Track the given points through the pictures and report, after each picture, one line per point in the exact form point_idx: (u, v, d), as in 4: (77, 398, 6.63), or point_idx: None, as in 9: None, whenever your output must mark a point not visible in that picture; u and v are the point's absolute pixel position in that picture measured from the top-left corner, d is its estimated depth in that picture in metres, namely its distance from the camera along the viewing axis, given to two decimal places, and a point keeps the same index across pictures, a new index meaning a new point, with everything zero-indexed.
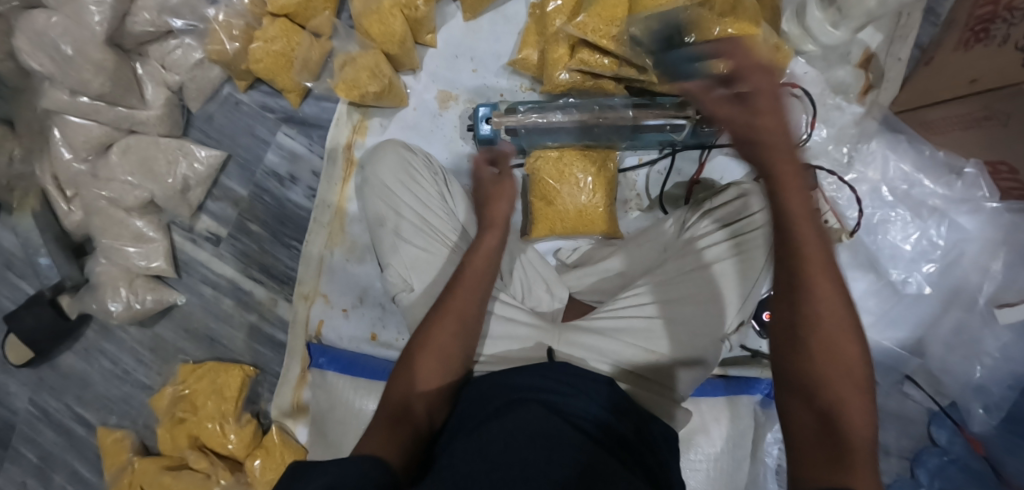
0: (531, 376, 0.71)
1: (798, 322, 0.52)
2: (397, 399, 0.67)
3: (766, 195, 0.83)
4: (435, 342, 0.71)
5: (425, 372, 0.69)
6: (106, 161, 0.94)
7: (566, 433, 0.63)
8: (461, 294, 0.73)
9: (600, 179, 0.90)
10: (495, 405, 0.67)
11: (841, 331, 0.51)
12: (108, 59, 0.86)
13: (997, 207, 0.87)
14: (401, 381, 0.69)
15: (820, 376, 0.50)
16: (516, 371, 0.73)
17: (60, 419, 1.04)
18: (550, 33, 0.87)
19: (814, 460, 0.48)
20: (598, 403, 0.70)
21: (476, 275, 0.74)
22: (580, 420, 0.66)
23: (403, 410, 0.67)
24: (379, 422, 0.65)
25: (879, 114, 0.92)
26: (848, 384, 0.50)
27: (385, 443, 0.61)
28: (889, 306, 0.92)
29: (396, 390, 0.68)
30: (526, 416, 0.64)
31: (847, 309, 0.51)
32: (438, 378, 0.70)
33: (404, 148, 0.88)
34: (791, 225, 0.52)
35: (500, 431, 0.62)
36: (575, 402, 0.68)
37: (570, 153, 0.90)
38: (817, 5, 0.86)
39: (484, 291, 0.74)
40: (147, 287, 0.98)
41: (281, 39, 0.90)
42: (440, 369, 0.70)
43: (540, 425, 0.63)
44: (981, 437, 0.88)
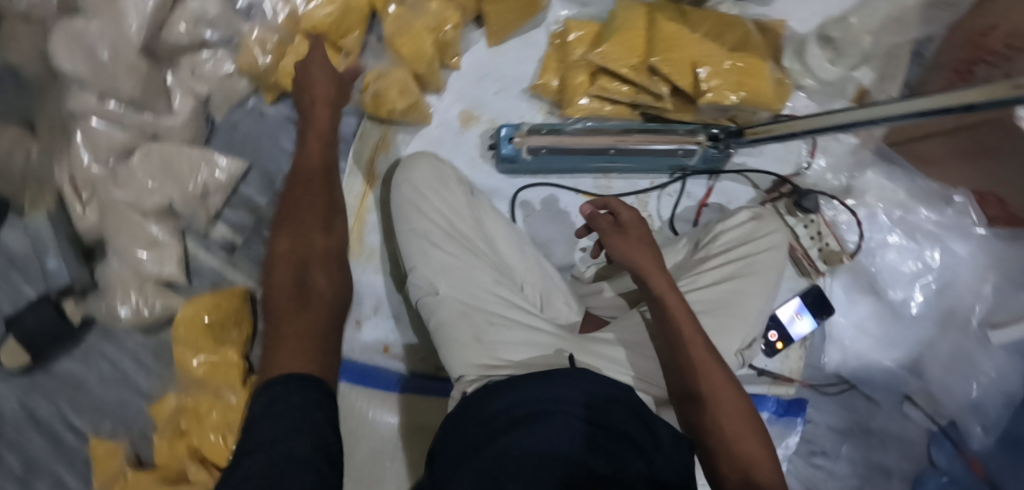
0: (567, 392, 0.71)
1: (685, 371, 0.72)
2: (291, 301, 0.72)
3: (774, 217, 0.88)
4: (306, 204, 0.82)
5: (282, 269, 0.76)
6: (127, 164, 0.95)
7: (551, 436, 0.67)
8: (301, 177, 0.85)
9: (217, 301, 0.97)
10: (505, 421, 0.70)
11: (716, 371, 0.71)
12: (143, 63, 0.90)
13: (984, 233, 0.93)
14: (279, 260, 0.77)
15: (717, 410, 0.70)
16: (541, 378, 0.74)
17: (51, 426, 1.00)
18: (571, 61, 0.92)
19: None
20: (624, 412, 0.71)
21: (320, 78, 0.87)
22: (605, 430, 0.68)
23: (300, 285, 0.74)
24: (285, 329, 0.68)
25: (873, 145, 0.98)
26: (736, 408, 0.71)
27: (301, 345, 0.66)
28: (889, 328, 0.96)
29: (280, 282, 0.75)
30: (551, 434, 0.67)
31: (725, 371, 0.72)
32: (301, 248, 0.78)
33: (436, 159, 0.91)
34: (665, 305, 0.75)
35: (508, 450, 0.66)
36: (604, 416, 0.69)
37: (213, 321, 0.96)
38: (815, 43, 0.94)
39: (332, 113, 0.88)
40: (157, 293, 0.97)
41: (233, 319, 0.99)
42: (289, 262, 0.77)
43: (535, 436, 0.66)
44: (980, 457, 0.92)
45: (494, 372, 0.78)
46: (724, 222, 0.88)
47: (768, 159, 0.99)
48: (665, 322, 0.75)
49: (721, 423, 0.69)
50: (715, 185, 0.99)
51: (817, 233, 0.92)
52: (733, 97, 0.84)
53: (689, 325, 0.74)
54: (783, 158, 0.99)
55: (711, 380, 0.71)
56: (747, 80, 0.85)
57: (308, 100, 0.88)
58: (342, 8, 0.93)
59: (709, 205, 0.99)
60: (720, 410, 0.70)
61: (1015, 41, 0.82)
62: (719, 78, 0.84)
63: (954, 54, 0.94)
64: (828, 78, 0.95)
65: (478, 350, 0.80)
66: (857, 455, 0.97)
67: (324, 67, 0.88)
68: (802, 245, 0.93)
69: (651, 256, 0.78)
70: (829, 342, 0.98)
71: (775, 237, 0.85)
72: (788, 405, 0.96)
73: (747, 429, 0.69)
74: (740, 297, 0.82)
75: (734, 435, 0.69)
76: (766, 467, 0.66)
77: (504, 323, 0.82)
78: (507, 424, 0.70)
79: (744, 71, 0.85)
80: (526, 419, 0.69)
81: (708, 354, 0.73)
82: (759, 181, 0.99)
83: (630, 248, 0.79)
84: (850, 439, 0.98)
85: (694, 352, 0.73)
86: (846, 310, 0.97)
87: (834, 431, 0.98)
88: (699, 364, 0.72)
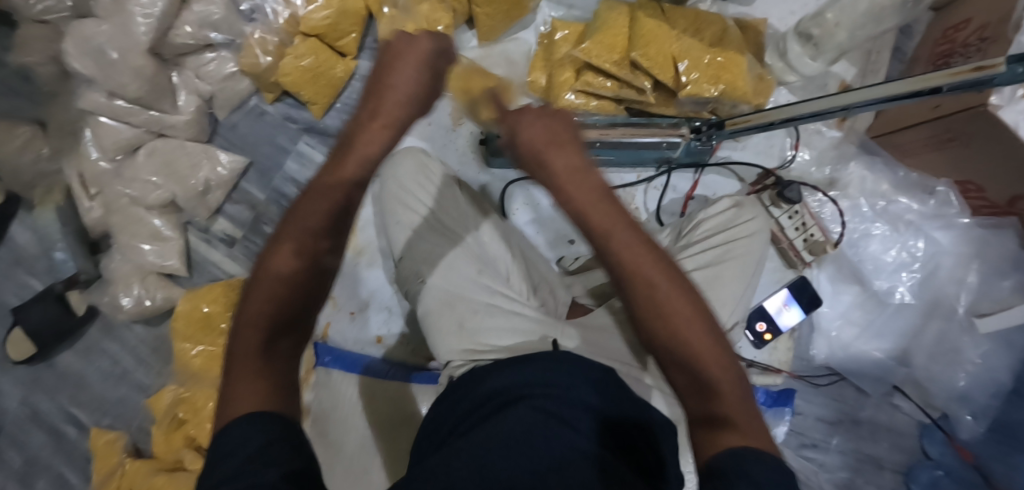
0: (528, 372, 0.73)
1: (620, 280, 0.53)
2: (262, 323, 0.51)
3: (757, 207, 0.90)
4: (323, 206, 0.53)
5: (264, 291, 0.51)
6: (133, 162, 0.99)
7: (559, 430, 0.65)
8: (364, 144, 0.56)
9: (215, 293, 0.99)
10: (496, 403, 0.71)
11: (659, 280, 0.53)
12: (148, 65, 0.93)
13: (968, 222, 0.94)
14: (255, 297, 0.51)
15: (671, 331, 0.52)
16: (524, 358, 0.76)
17: (52, 419, 1.03)
18: (557, 59, 0.96)
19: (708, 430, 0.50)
20: (587, 386, 0.72)
21: (404, 79, 0.57)
22: (570, 407, 0.68)
23: (269, 337, 0.50)
24: (243, 369, 0.50)
25: (856, 139, 1.01)
26: (694, 321, 0.53)
27: (262, 384, 0.49)
28: (873, 317, 0.97)
29: (245, 330, 0.50)
30: (518, 414, 0.67)
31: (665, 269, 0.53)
32: (296, 291, 0.52)
33: (422, 154, 0.94)
34: (576, 202, 0.54)
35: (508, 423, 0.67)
36: (568, 393, 0.70)
37: (211, 311, 0.99)
38: (795, 40, 0.97)
39: (395, 138, 0.58)
40: (158, 285, 1.00)
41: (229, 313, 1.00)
42: (279, 284, 0.51)
43: (538, 422, 0.66)
44: (969, 447, 0.93)
45: (480, 357, 0.81)
46: (705, 211, 0.90)
47: (750, 153, 1.02)
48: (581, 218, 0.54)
49: (671, 338, 0.52)
50: (701, 178, 1.01)
51: (802, 223, 0.94)
52: (712, 90, 0.87)
53: (609, 218, 0.54)
54: (766, 151, 1.02)
55: (641, 271, 0.53)
56: (725, 74, 0.88)
57: (365, 118, 0.57)
58: (337, 11, 0.97)
59: (695, 198, 1.01)
60: (671, 325, 0.52)
61: (987, 34, 0.84)
62: (699, 72, 0.87)
63: (931, 50, 0.97)
64: (810, 73, 0.98)
65: (462, 336, 0.83)
66: (847, 447, 0.99)
67: (422, 62, 0.58)
68: (787, 235, 0.95)
69: (559, 144, 0.55)
70: (816, 333, 0.99)
71: (753, 225, 0.88)
72: (776, 396, 0.96)
73: (712, 347, 0.52)
74: (720, 283, 0.84)
75: (682, 336, 0.52)
76: (724, 379, 0.51)
77: (488, 310, 0.84)
78: (496, 407, 0.70)
79: (722, 65, 0.88)
80: (506, 402, 0.70)
81: (615, 223, 0.53)
82: (744, 174, 1.02)
83: (536, 131, 0.56)
84: (840, 431, 1.00)
85: (622, 257, 0.53)
86: (832, 301, 0.99)
87: (823, 423, 1.00)
88: (630, 273, 0.53)
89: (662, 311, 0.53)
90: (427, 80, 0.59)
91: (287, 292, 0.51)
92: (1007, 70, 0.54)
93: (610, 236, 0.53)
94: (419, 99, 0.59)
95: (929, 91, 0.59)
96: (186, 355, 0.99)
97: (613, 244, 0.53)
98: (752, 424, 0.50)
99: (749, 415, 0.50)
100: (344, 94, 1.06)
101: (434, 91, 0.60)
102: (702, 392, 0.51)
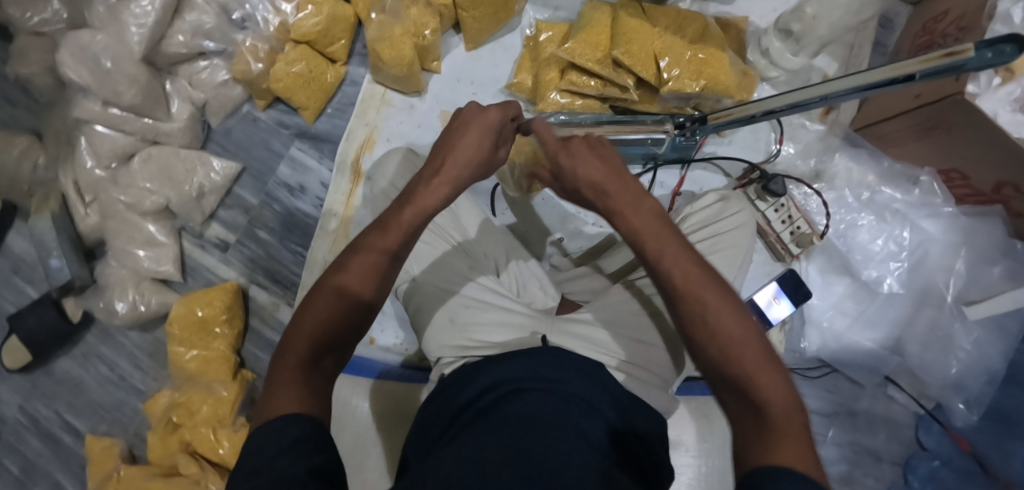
0: (519, 366, 0.72)
1: (670, 294, 0.58)
2: (312, 337, 0.57)
3: (743, 200, 0.91)
4: (374, 247, 0.61)
5: (316, 313, 0.58)
6: (128, 169, 1.00)
7: (563, 426, 0.64)
8: (424, 198, 0.64)
9: (209, 297, 1.00)
10: (489, 397, 0.70)
11: (718, 302, 0.56)
12: (142, 74, 0.95)
13: (953, 211, 0.95)
14: (310, 316, 0.58)
15: (723, 348, 0.55)
16: (513, 354, 0.75)
17: (48, 427, 1.03)
18: (542, 59, 0.97)
19: (750, 445, 0.51)
20: (580, 380, 0.71)
21: (469, 143, 0.67)
22: (567, 401, 0.68)
23: (315, 355, 0.56)
24: (278, 378, 0.55)
25: (841, 132, 1.02)
26: (748, 340, 0.55)
27: (300, 396, 0.54)
28: (864, 308, 0.97)
29: (296, 346, 0.56)
30: (513, 408, 0.66)
31: (722, 292, 0.57)
32: (343, 318, 0.58)
33: (410, 152, 0.95)
34: (633, 225, 0.61)
35: (498, 426, 0.64)
36: (562, 386, 0.69)
37: (206, 316, 0.99)
38: (776, 37, 0.98)
39: (452, 194, 0.67)
40: (153, 290, 1.02)
41: (224, 317, 1.00)
42: (331, 310, 0.58)
43: (535, 412, 0.65)
44: (965, 435, 0.94)
45: (472, 353, 0.80)
46: (691, 206, 0.91)
47: (736, 148, 1.04)
48: (634, 239, 0.61)
49: (723, 352, 0.55)
50: (687, 174, 1.03)
51: (788, 216, 0.95)
52: (693, 86, 0.89)
53: (668, 239, 0.59)
54: (752, 147, 1.04)
55: (691, 287, 0.57)
56: (707, 69, 0.90)
57: (428, 176, 0.67)
58: (328, 18, 0.99)
59: (682, 193, 1.02)
60: (725, 341, 0.55)
61: (964, 24, 0.86)
62: (680, 68, 0.89)
63: (912, 41, 0.99)
64: (792, 67, 1.00)
65: (453, 332, 0.81)
66: (843, 439, 0.99)
67: (490, 131, 0.68)
68: (774, 228, 0.96)
69: (620, 177, 0.63)
70: (807, 325, 0.99)
71: (741, 216, 0.88)
72: None
73: (768, 368, 0.54)
74: None
75: (734, 353, 0.55)
76: (774, 396, 0.52)
77: (478, 305, 0.83)
78: (491, 402, 0.69)
79: (703, 61, 0.90)
80: (500, 397, 0.69)
81: (660, 236, 0.60)
82: (730, 169, 1.03)
83: (590, 161, 0.64)
84: (836, 423, 1.00)
85: (679, 275, 0.58)
86: (822, 293, 0.99)
87: (819, 416, 1.00)
88: (683, 289, 0.57)
89: (720, 328, 0.56)
90: (492, 149, 0.69)
91: (338, 319, 0.58)
92: (976, 55, 0.52)
93: (661, 250, 0.59)
94: (480, 165, 0.69)
95: (902, 79, 0.59)
96: (180, 359, 0.99)
97: (664, 259, 0.58)
98: (802, 443, 0.50)
99: (799, 433, 0.50)
100: (336, 99, 1.08)
101: (492, 156, 0.70)
102: (751, 408, 0.53)
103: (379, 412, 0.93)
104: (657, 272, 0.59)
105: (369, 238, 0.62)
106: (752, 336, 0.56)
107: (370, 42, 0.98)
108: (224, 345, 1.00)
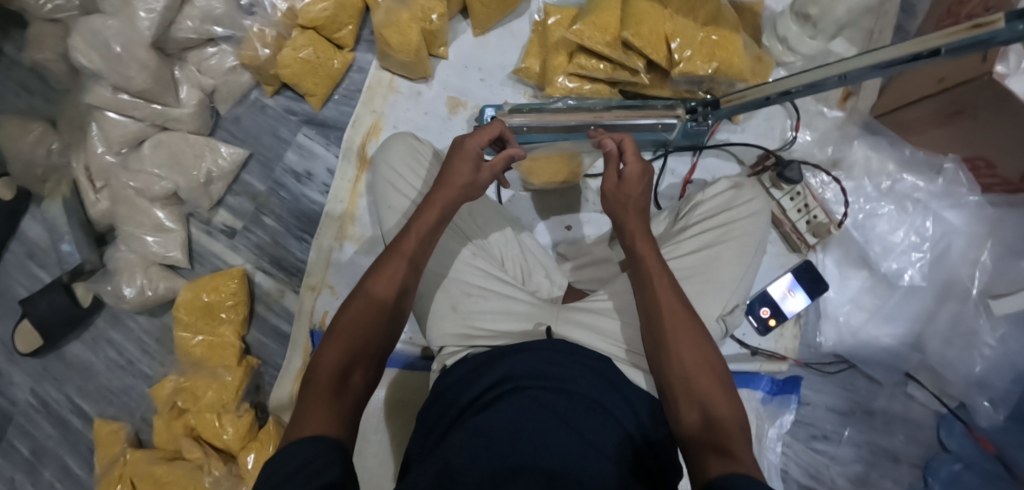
0: (523, 363, 0.68)
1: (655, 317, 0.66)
2: (332, 366, 0.60)
3: (757, 188, 0.86)
4: (400, 253, 0.69)
5: (338, 344, 0.62)
6: (138, 154, 1.01)
7: (566, 437, 0.60)
8: (426, 213, 0.72)
9: (215, 282, 1.00)
10: (489, 397, 0.66)
11: (689, 335, 0.64)
12: (152, 59, 0.95)
13: (978, 200, 0.91)
14: (333, 348, 0.61)
15: (686, 372, 0.62)
16: (513, 350, 0.71)
17: (58, 410, 1.04)
18: (551, 43, 0.95)
19: (702, 455, 0.56)
20: (587, 379, 0.67)
21: (456, 172, 0.74)
22: (573, 401, 0.64)
23: (340, 380, 0.59)
24: (310, 399, 0.57)
25: (861, 119, 0.99)
26: (707, 373, 0.62)
27: (325, 418, 0.55)
28: (884, 300, 0.94)
29: (323, 370, 0.60)
30: (507, 411, 0.61)
31: (698, 327, 0.65)
32: (371, 332, 0.64)
33: (413, 138, 0.91)
34: (637, 254, 0.71)
35: (482, 437, 0.59)
36: (569, 385, 0.65)
37: (212, 300, 0.99)
38: (793, 20, 0.95)
39: (448, 212, 0.73)
40: (160, 275, 1.02)
41: (229, 303, 1.00)
42: (353, 335, 0.63)
43: (531, 414, 0.61)
44: (989, 436, 0.89)
45: (475, 343, 0.77)
46: (703, 193, 0.87)
47: (750, 135, 1.01)
48: (635, 263, 0.70)
49: (688, 377, 0.62)
50: (699, 161, 1.01)
51: (804, 205, 0.92)
52: (706, 68, 0.87)
53: (658, 271, 0.68)
54: (766, 134, 1.01)
55: (673, 320, 0.65)
56: (719, 51, 0.88)
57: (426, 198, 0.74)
58: (335, 4, 0.98)
59: (693, 182, 1.00)
60: (691, 365, 0.63)
61: (991, 4, 0.82)
62: (693, 50, 0.87)
63: (935, 25, 0.95)
64: (809, 52, 0.96)
65: (455, 320, 0.79)
66: (859, 439, 0.96)
67: (471, 160, 0.74)
68: (789, 218, 0.93)
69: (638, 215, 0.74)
70: (823, 319, 0.96)
71: (753, 205, 0.83)
72: (782, 384, 0.92)
73: (723, 398, 0.61)
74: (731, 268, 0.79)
75: (691, 377, 0.62)
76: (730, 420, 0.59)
77: (480, 294, 0.80)
78: (486, 403, 0.65)
79: (716, 43, 0.88)
80: (498, 397, 0.65)
81: (660, 270, 0.69)
82: (743, 156, 1.01)
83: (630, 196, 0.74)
84: (851, 422, 0.96)
85: (663, 301, 0.66)
86: (838, 286, 0.96)
87: (834, 414, 0.97)
88: (665, 316, 0.65)
89: (684, 355, 0.63)
90: (475, 173, 0.74)
91: (359, 344, 0.62)
92: (1005, 28, 0.48)
93: (654, 280, 0.68)
94: (464, 189, 0.73)
95: (926, 55, 0.54)
96: (186, 344, 1.00)
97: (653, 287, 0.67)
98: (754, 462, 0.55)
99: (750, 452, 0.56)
100: (343, 86, 1.08)
101: (477, 178, 0.74)
102: (707, 426, 0.58)
103: (395, 396, 0.92)
104: (647, 299, 0.67)
105: (378, 262, 0.69)
106: (711, 369, 0.63)
107: (375, 28, 0.97)
108: (228, 329, 1.00)
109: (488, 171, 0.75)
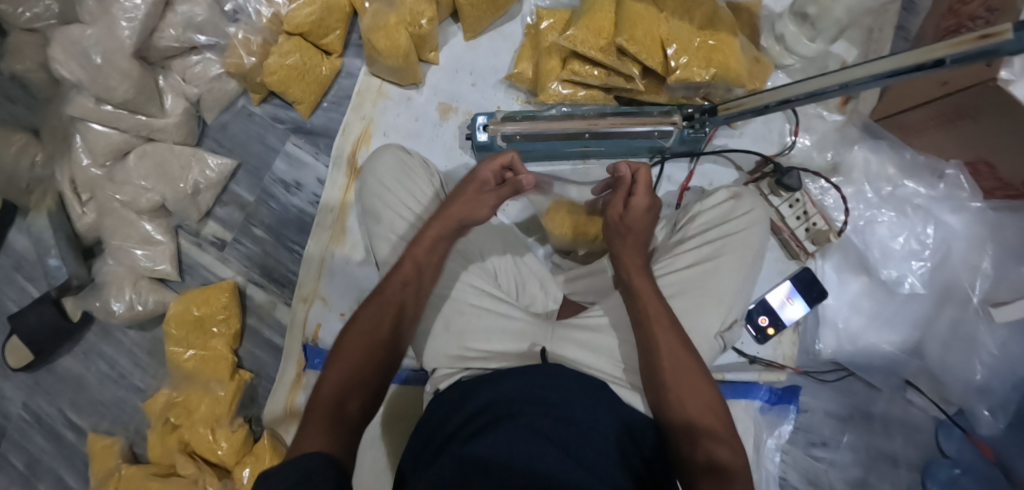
0: (518, 387, 0.66)
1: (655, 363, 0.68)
2: (330, 395, 0.59)
3: (757, 198, 0.84)
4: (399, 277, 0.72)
5: (334, 375, 0.62)
6: (123, 165, 0.99)
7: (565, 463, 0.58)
8: (425, 241, 0.75)
9: (205, 295, 0.99)
10: (481, 421, 0.64)
11: (690, 380, 0.66)
12: (134, 68, 0.92)
13: (980, 206, 0.90)
14: (329, 380, 0.61)
15: (689, 418, 0.65)
16: (506, 374, 0.70)
17: (51, 424, 1.03)
18: (543, 47, 0.93)
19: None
20: (585, 401, 0.66)
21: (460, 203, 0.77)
22: (571, 427, 0.63)
23: (337, 408, 0.58)
24: (308, 428, 0.56)
25: (860, 122, 0.97)
26: (710, 416, 0.65)
27: (322, 441, 0.54)
28: (883, 307, 0.93)
29: (320, 400, 0.59)
30: (500, 438, 0.60)
31: (700, 370, 0.67)
32: (367, 361, 0.63)
33: (402, 150, 0.89)
34: (638, 297, 0.72)
35: (475, 467, 0.58)
36: (568, 410, 0.64)
37: (203, 313, 0.98)
38: (791, 21, 0.92)
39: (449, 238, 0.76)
40: (149, 288, 1.00)
41: (220, 316, 0.99)
42: (349, 367, 0.62)
43: (526, 440, 0.60)
44: (989, 442, 0.88)
45: (471, 362, 0.76)
46: (701, 204, 0.85)
47: (748, 140, 1.00)
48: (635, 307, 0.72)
49: (691, 421, 0.64)
50: (696, 167, 0.99)
51: (804, 212, 0.91)
52: (703, 74, 0.85)
53: (659, 315, 0.70)
54: (765, 138, 0.99)
55: (673, 367, 0.67)
56: (717, 56, 0.85)
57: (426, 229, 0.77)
58: (322, 8, 0.96)
59: (690, 189, 0.98)
60: (694, 411, 0.65)
61: (994, 5, 0.79)
62: (689, 55, 0.85)
63: (937, 25, 0.92)
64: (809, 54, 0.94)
65: (450, 340, 0.77)
66: (858, 443, 0.94)
67: (478, 188, 0.78)
68: (788, 225, 0.92)
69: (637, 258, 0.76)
70: (822, 326, 0.95)
71: (753, 215, 0.82)
72: (781, 394, 0.91)
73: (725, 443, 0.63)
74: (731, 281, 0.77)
75: (694, 422, 0.64)
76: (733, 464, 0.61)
77: (473, 311, 0.79)
78: (477, 428, 0.63)
79: (713, 48, 0.85)
80: (489, 421, 0.63)
81: (658, 314, 0.70)
82: (741, 161, 0.99)
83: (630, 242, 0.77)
84: (851, 427, 0.95)
85: (663, 346, 0.68)
86: (837, 293, 0.95)
87: (833, 419, 0.95)
88: (665, 362, 0.67)
89: (684, 402, 0.65)
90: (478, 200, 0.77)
91: (357, 376, 0.62)
92: (1014, 38, 0.45)
93: (653, 325, 0.69)
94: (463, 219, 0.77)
95: (930, 65, 0.51)
96: (178, 358, 0.98)
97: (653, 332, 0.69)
98: None
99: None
100: (332, 92, 1.06)
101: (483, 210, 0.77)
102: (713, 470, 0.61)
103: (389, 412, 0.91)
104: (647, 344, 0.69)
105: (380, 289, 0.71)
106: (712, 412, 0.65)
107: (363, 34, 0.95)
108: (220, 343, 0.99)
109: (491, 199, 0.77)
